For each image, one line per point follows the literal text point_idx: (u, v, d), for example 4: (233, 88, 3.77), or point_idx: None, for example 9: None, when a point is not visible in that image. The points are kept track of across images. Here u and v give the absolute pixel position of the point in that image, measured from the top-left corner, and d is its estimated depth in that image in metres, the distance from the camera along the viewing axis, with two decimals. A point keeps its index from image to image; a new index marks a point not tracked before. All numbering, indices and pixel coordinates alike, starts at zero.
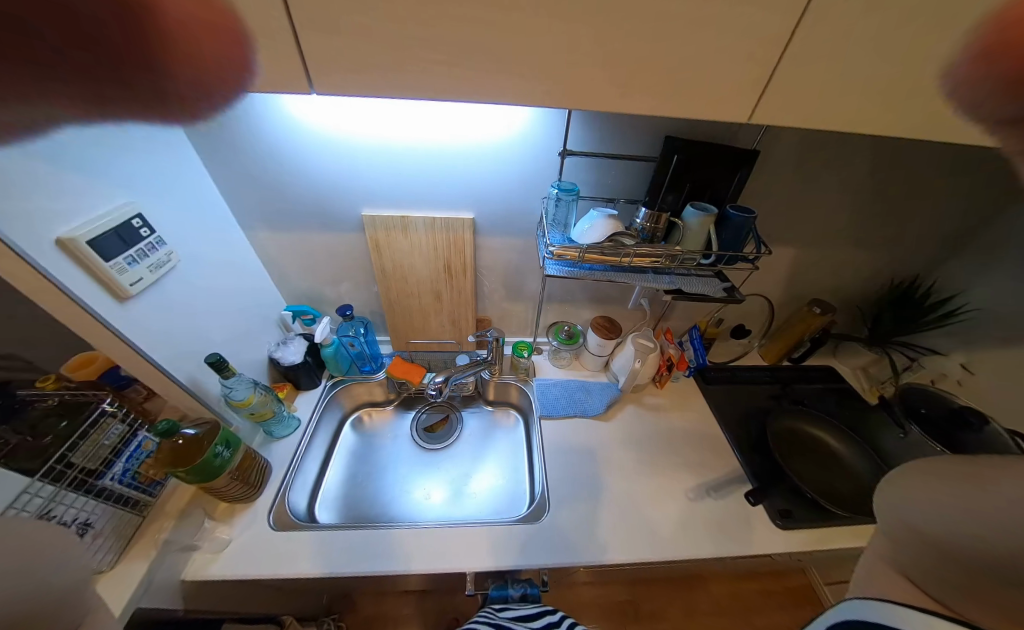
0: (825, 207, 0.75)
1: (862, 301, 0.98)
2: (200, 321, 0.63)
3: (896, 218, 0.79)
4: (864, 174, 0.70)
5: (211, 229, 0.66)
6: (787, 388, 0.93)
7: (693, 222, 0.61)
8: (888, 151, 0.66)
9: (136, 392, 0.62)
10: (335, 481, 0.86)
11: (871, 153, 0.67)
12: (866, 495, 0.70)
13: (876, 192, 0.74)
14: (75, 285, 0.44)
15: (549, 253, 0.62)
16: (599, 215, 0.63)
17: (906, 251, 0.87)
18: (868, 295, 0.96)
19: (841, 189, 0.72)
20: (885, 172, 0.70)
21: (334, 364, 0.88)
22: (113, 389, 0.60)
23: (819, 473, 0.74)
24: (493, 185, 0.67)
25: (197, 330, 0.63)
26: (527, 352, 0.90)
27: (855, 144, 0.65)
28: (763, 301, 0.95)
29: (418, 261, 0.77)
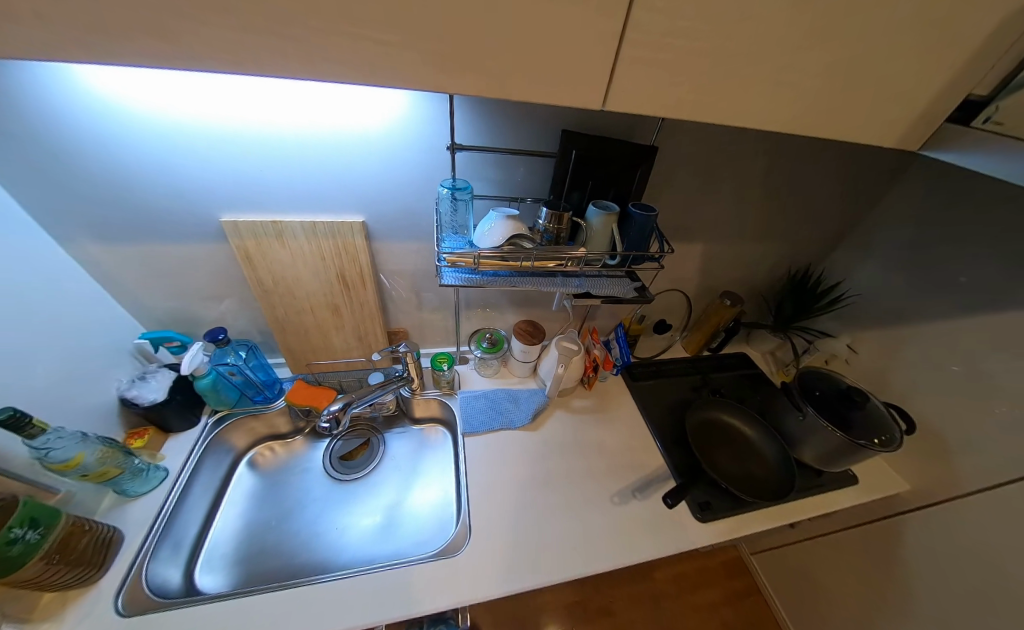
0: (727, 202, 0.78)
1: (767, 290, 1.05)
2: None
3: (789, 212, 0.84)
4: (757, 170, 0.73)
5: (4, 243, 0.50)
6: (706, 378, 0.97)
7: (596, 222, 0.59)
8: (774, 149, 0.69)
9: None
10: (225, 534, 0.73)
11: (761, 150, 0.69)
12: (775, 476, 0.74)
13: (769, 188, 0.77)
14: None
15: (443, 260, 0.56)
16: (498, 216, 0.57)
17: (799, 242, 0.93)
18: (771, 284, 1.03)
19: (739, 185, 0.75)
20: (775, 168, 0.74)
21: (215, 396, 0.74)
22: None
23: (734, 460, 0.77)
24: (381, 184, 0.59)
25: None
26: (447, 365, 0.83)
27: (747, 141, 0.67)
28: (681, 295, 0.97)
29: (304, 272, 0.66)
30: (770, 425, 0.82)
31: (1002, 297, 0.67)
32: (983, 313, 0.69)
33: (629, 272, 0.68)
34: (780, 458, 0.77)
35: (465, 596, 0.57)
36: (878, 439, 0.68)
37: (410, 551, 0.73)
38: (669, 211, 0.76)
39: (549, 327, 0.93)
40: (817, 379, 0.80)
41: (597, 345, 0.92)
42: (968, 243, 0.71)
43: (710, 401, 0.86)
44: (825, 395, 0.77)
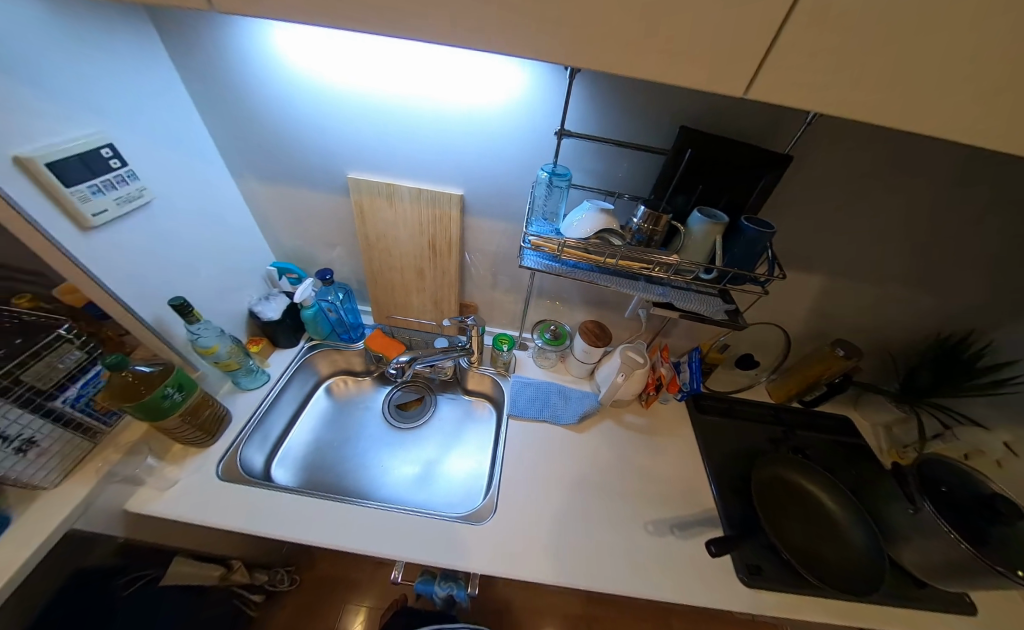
0: (868, 233, 0.64)
1: (897, 351, 0.86)
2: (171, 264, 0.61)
3: (956, 259, 0.67)
4: (922, 199, 0.59)
5: (193, 170, 0.64)
6: (789, 433, 0.83)
7: (698, 230, 0.54)
8: (957, 178, 0.55)
9: (111, 326, 0.58)
10: (300, 440, 0.86)
11: (934, 174, 0.56)
12: (856, 569, 0.61)
13: (934, 224, 0.62)
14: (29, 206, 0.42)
15: (527, 242, 0.57)
16: (592, 207, 0.56)
17: (962, 300, 0.74)
18: (906, 344, 0.83)
19: (890, 215, 0.61)
20: (950, 200, 0.58)
21: (313, 326, 0.87)
22: (90, 320, 0.57)
23: (803, 532, 0.66)
24: (487, 162, 0.62)
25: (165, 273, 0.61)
26: (506, 346, 0.85)
27: (917, 161, 0.54)
28: (780, 332, 0.85)
29: (402, 233, 0.73)
30: (864, 510, 0.68)
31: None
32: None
33: (723, 291, 0.61)
34: (866, 549, 0.63)
35: (478, 565, 0.59)
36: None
37: (438, 507, 0.78)
38: (788, 234, 0.66)
39: (615, 333, 0.89)
40: (948, 474, 0.64)
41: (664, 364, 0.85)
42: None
43: (786, 459, 0.74)
44: (956, 496, 0.60)
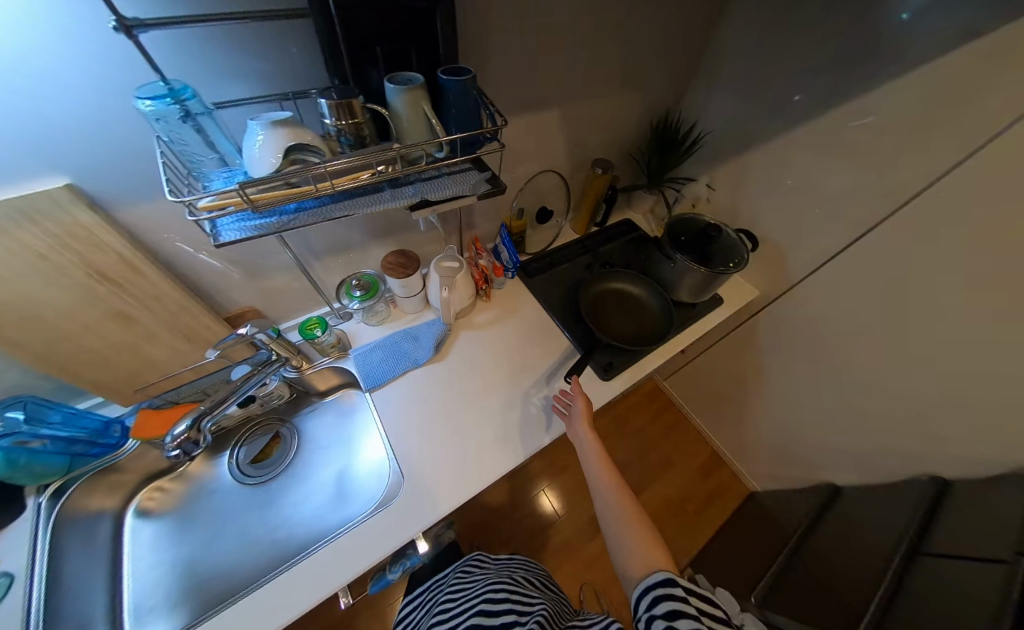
0: (573, 48, 0.66)
1: (637, 149, 1.04)
2: None
3: (641, 47, 0.76)
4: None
5: None
6: (597, 253, 0.99)
7: (399, 104, 0.45)
8: None
9: None
10: (142, 583, 0.65)
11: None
12: (658, 323, 0.83)
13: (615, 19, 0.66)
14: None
15: (196, 210, 0.39)
16: (262, 124, 0.41)
17: (657, 84, 0.88)
18: (639, 139, 1.00)
19: (580, 21, 0.62)
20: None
21: (26, 476, 0.57)
22: None
23: (625, 322, 0.84)
24: (57, 114, 0.37)
25: None
26: (321, 329, 0.72)
27: None
28: (557, 175, 0.91)
29: (41, 280, 0.44)
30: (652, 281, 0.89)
31: (826, 101, 0.71)
32: (810, 119, 0.74)
33: (471, 161, 0.58)
34: (661, 306, 0.86)
35: (411, 530, 0.58)
36: (732, 262, 0.78)
37: (357, 512, 0.73)
38: (506, 74, 0.63)
39: (425, 250, 0.83)
40: (684, 226, 0.86)
41: (482, 255, 0.86)
42: (798, 48, 0.71)
43: (601, 276, 0.89)
44: (689, 239, 0.83)
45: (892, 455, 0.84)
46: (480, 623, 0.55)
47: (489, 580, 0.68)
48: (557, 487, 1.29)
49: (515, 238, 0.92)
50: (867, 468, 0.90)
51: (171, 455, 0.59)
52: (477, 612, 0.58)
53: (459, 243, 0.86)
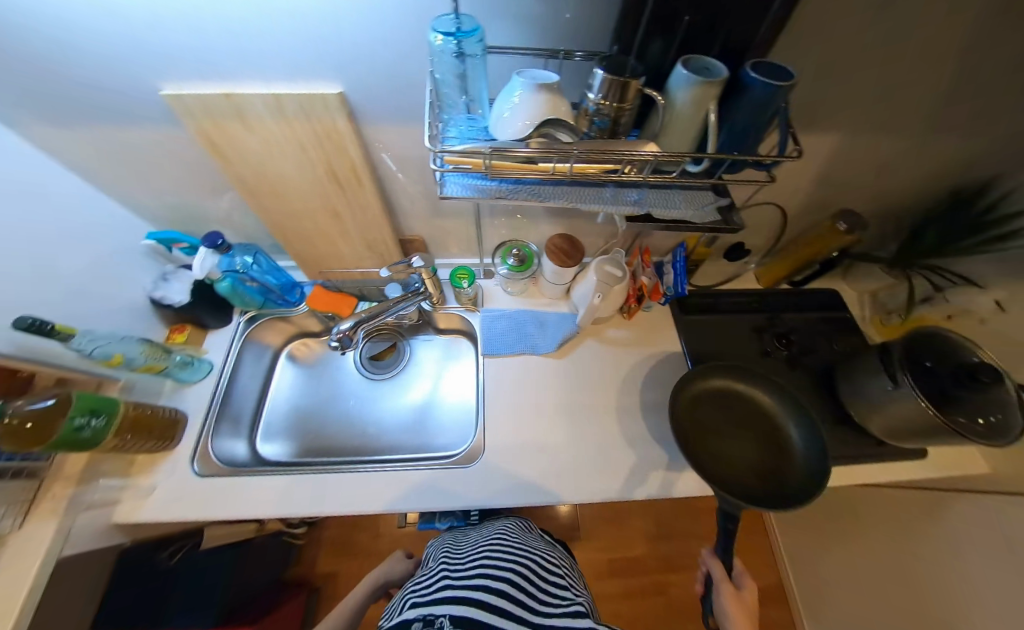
0: (945, 62, 0.44)
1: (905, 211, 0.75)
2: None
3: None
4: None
5: None
6: (774, 319, 0.81)
7: (682, 98, 0.36)
8: None
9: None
10: (277, 410, 0.84)
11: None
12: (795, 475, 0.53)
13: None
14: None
15: (441, 162, 0.40)
16: (528, 83, 0.37)
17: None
18: (922, 203, 0.71)
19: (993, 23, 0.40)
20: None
21: (240, 299, 0.74)
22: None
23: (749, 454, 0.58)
24: (361, 35, 0.38)
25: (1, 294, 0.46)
26: (467, 282, 0.75)
27: None
28: (779, 211, 0.72)
29: (287, 165, 0.53)
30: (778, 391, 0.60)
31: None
32: None
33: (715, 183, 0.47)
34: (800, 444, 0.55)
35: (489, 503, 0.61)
36: (983, 421, 0.53)
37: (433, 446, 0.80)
38: (806, 82, 0.47)
39: (590, 242, 0.78)
40: (932, 349, 0.60)
41: (645, 270, 0.75)
42: None
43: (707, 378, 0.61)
44: (939, 369, 0.58)
45: None
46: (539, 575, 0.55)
47: (532, 542, 0.66)
48: (588, 510, 1.24)
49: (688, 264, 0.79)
50: None
51: (332, 343, 0.72)
52: (523, 564, 0.56)
53: (626, 249, 0.78)
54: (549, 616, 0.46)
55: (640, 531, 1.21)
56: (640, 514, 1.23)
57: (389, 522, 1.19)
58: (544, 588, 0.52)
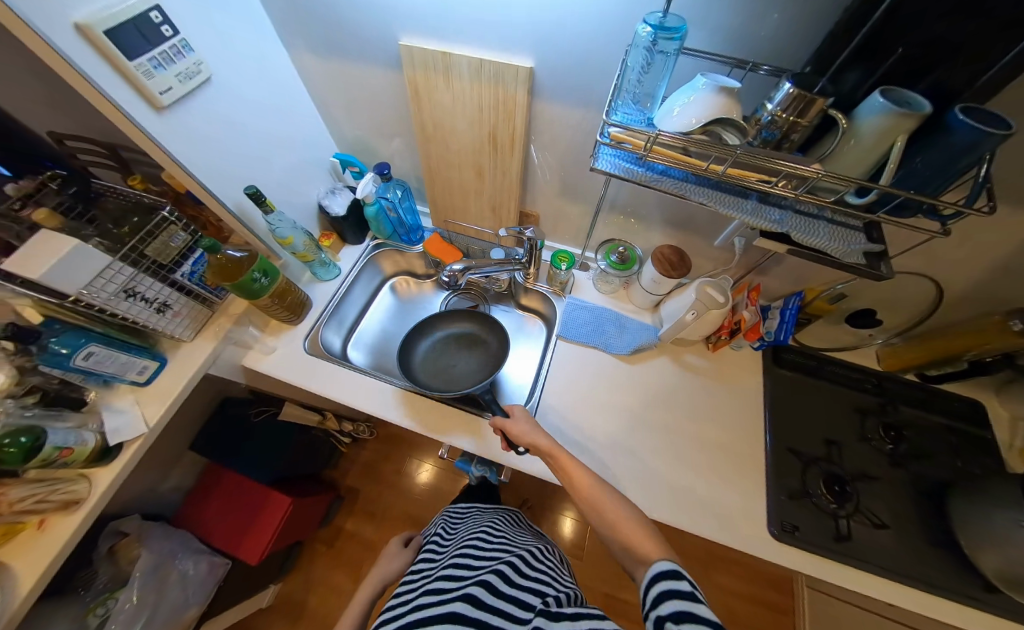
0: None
1: None
2: (245, 160, 0.62)
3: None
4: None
5: (238, 35, 0.55)
6: (889, 408, 0.71)
7: (871, 124, 0.36)
8: None
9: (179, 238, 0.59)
10: (369, 327, 0.97)
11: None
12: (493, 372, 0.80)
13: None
14: (102, 80, 0.39)
15: (606, 137, 0.45)
16: (708, 85, 0.40)
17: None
18: None
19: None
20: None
21: (376, 225, 0.88)
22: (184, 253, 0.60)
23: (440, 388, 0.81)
24: (575, 18, 0.45)
25: (244, 167, 0.63)
26: (565, 266, 0.79)
27: None
28: (935, 287, 0.63)
29: (459, 120, 0.62)
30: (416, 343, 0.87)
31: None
32: None
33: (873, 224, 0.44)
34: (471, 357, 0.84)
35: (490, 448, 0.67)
36: None
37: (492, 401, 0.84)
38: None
39: (698, 263, 0.77)
40: None
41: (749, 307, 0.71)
42: None
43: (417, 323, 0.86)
44: None
45: None
46: (512, 573, 0.52)
47: (517, 543, 0.65)
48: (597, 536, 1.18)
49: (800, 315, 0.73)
50: None
51: (443, 281, 0.82)
52: (499, 568, 0.53)
53: (735, 280, 0.76)
54: (515, 617, 0.44)
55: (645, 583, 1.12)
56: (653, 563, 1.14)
57: (413, 465, 1.29)
58: (517, 592, 0.48)
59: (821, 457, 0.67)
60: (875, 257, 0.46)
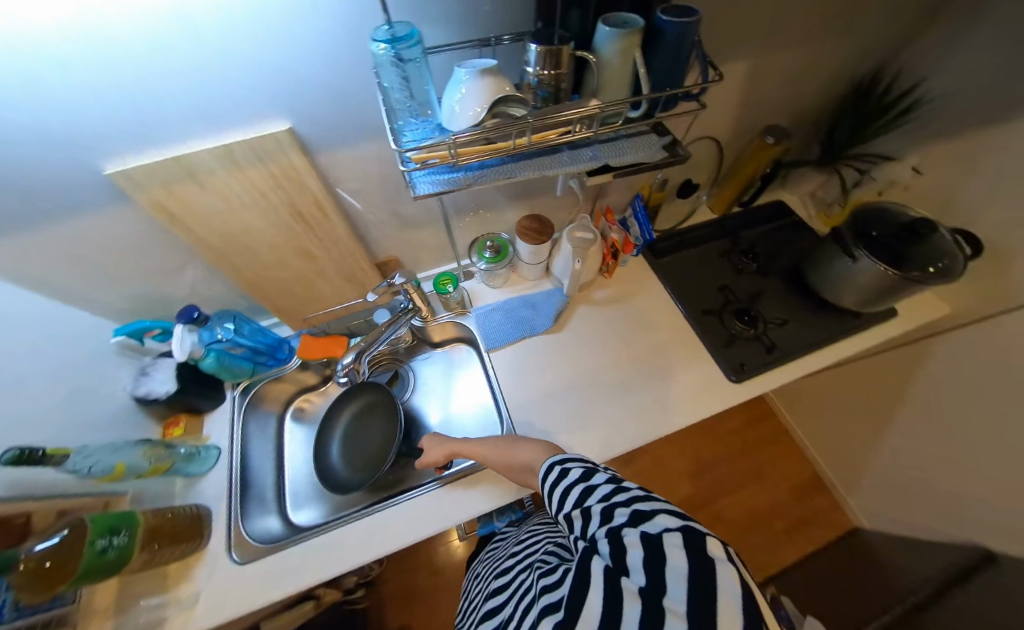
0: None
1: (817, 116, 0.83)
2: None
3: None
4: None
5: None
6: (738, 239, 0.86)
7: (610, 51, 0.40)
8: None
9: None
10: (299, 474, 0.78)
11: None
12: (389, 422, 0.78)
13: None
14: None
15: (410, 161, 0.41)
16: (470, 73, 0.38)
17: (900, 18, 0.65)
18: (828, 104, 0.80)
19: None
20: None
21: (227, 371, 0.71)
22: None
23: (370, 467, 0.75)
24: (301, 64, 0.39)
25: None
26: (452, 286, 0.75)
27: None
28: (712, 142, 0.78)
29: (247, 216, 0.52)
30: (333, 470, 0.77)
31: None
32: None
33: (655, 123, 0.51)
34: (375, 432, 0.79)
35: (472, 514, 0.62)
36: (933, 267, 0.60)
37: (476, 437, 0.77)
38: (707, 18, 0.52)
39: (556, 217, 0.81)
40: (872, 221, 0.68)
41: (613, 227, 0.78)
42: None
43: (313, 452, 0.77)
44: (885, 236, 0.66)
45: None
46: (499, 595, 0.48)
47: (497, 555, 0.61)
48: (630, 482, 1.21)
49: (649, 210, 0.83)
50: None
51: (341, 380, 0.73)
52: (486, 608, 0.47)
53: (590, 212, 0.82)
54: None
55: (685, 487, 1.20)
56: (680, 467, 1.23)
57: (442, 553, 1.16)
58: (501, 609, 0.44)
59: (725, 302, 0.77)
60: (671, 145, 0.54)
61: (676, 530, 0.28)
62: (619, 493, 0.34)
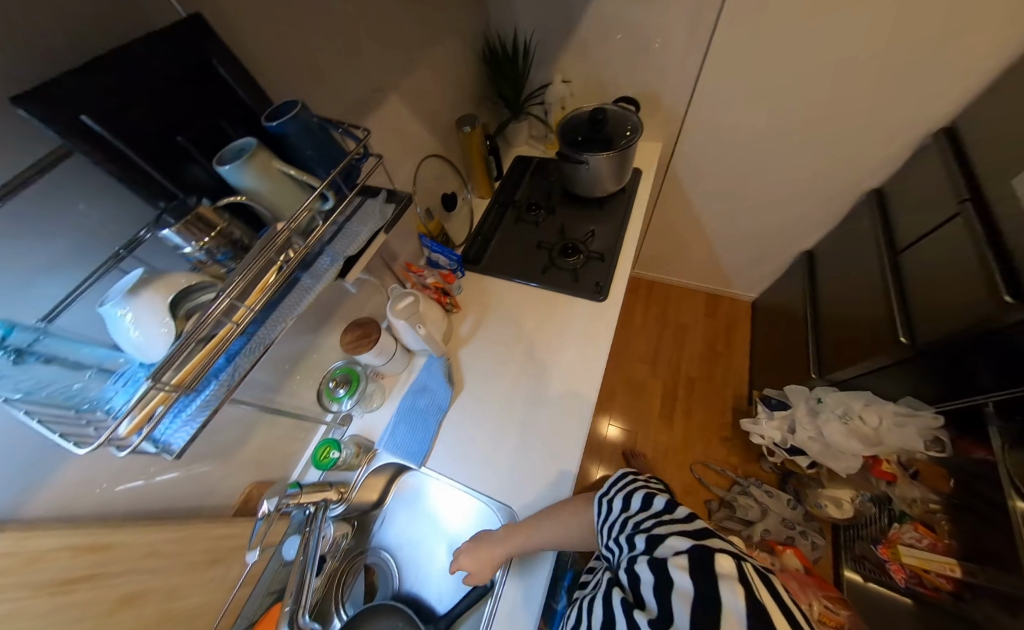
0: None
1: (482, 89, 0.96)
2: None
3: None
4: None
5: None
6: (517, 203, 0.96)
7: (251, 182, 0.36)
8: None
9: None
10: None
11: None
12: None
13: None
14: None
15: (131, 436, 0.31)
16: (119, 302, 0.31)
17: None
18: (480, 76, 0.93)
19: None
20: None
21: None
22: None
23: None
24: None
25: None
26: (337, 447, 0.63)
27: None
28: (434, 156, 0.81)
29: None
30: None
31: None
32: None
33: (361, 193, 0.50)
34: None
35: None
36: (628, 130, 0.81)
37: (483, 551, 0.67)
38: (331, 89, 0.53)
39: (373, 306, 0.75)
40: (572, 129, 0.82)
41: (424, 274, 0.76)
42: None
43: None
44: (587, 134, 0.81)
45: (837, 197, 1.00)
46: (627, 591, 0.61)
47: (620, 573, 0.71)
48: (625, 417, 1.28)
49: (440, 239, 0.83)
50: (824, 219, 1.07)
51: None
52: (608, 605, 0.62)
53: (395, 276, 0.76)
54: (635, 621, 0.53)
55: (652, 379, 1.33)
56: (638, 371, 1.36)
57: None
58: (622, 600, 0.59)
59: (550, 251, 0.84)
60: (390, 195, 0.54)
61: (683, 555, 0.39)
62: (656, 526, 0.45)
